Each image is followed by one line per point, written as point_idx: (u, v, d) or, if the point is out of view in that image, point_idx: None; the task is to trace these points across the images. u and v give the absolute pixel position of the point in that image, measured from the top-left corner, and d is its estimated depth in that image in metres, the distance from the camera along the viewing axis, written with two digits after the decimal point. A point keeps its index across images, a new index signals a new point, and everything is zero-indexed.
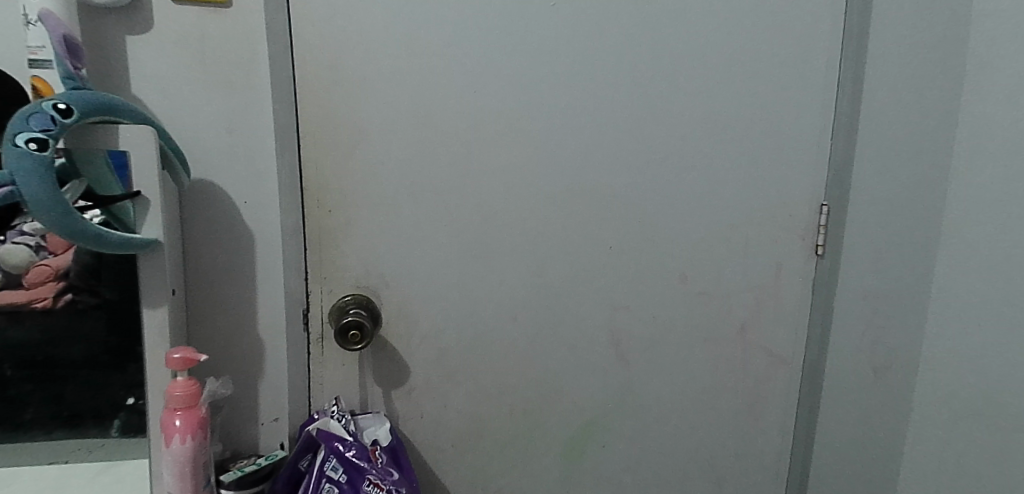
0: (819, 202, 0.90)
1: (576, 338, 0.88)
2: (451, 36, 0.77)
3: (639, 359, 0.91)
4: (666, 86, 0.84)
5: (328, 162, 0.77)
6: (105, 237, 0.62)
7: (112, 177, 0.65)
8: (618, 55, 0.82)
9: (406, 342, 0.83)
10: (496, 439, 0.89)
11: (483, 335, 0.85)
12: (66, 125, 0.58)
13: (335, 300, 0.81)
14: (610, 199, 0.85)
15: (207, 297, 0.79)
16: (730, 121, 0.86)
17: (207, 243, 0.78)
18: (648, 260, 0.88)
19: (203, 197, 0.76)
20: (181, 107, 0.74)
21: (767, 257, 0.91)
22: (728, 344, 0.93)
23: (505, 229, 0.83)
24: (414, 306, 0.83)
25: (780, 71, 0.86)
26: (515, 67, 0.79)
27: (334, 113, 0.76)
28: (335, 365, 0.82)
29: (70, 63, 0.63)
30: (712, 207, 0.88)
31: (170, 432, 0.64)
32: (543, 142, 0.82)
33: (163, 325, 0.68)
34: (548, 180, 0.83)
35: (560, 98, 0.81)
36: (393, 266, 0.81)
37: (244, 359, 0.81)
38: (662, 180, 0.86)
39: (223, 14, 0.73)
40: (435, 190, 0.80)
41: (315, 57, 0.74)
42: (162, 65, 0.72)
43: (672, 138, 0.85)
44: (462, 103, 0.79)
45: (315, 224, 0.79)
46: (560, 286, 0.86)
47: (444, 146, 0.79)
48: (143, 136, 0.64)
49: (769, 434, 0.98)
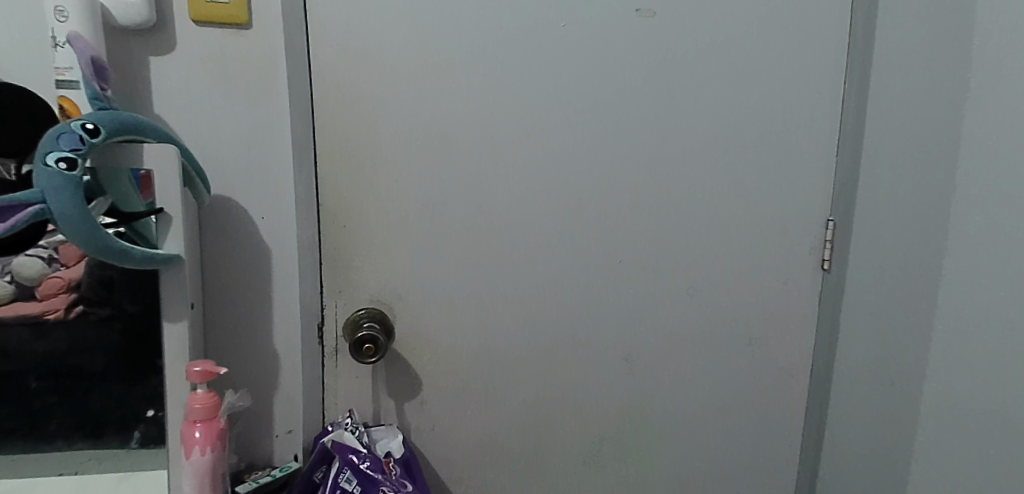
0: (825, 218, 0.93)
1: (587, 350, 0.89)
2: (464, 54, 0.79)
3: (649, 372, 0.92)
4: (674, 103, 0.86)
5: (344, 178, 0.79)
6: (130, 253, 0.64)
7: (136, 194, 0.67)
8: (627, 72, 0.83)
9: (419, 355, 0.85)
10: (508, 451, 0.90)
11: (494, 348, 0.87)
12: (94, 144, 0.60)
13: (349, 314, 0.82)
14: (619, 214, 0.87)
15: (224, 310, 0.80)
16: (737, 137, 0.88)
17: (225, 257, 0.79)
18: (657, 273, 0.89)
19: (222, 212, 0.78)
20: (203, 125, 0.76)
21: (774, 271, 0.93)
22: (736, 357, 0.94)
23: (517, 243, 0.85)
24: (427, 319, 0.84)
25: (786, 89, 0.88)
26: (526, 85, 0.81)
27: (351, 130, 0.78)
28: (349, 377, 0.84)
29: (97, 85, 0.64)
30: (720, 221, 0.90)
31: (189, 444, 0.66)
32: (553, 158, 0.84)
33: (183, 338, 0.70)
34: (559, 195, 0.85)
35: (570, 114, 0.83)
36: (407, 280, 0.83)
37: (260, 371, 0.82)
38: (671, 195, 0.88)
39: (244, 35, 0.75)
40: (448, 206, 0.82)
41: (331, 76, 0.76)
42: (184, 84, 0.75)
43: (680, 154, 0.87)
44: (475, 119, 0.80)
45: (330, 239, 0.80)
46: (570, 299, 0.88)
47: (457, 162, 0.81)
48: (166, 154, 0.66)
49: (778, 446, 0.99)
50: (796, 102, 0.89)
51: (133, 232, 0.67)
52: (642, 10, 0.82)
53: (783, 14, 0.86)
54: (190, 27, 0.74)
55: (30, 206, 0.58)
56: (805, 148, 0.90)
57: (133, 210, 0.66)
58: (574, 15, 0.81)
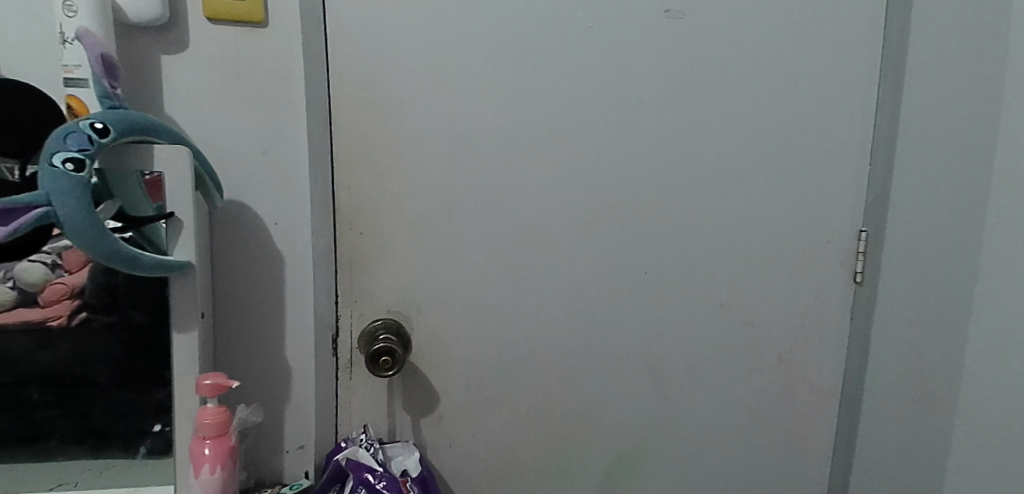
0: (859, 229, 0.89)
1: (611, 364, 0.86)
2: (487, 56, 0.76)
3: (676, 387, 0.88)
4: (703, 108, 0.82)
5: (361, 183, 0.76)
6: (139, 259, 0.61)
7: (147, 198, 0.64)
8: (655, 75, 0.80)
9: (436, 368, 0.81)
10: (528, 469, 0.86)
11: (515, 362, 0.83)
12: (104, 144, 0.57)
13: (365, 326, 0.79)
14: (645, 222, 0.83)
15: (235, 320, 0.77)
16: (767, 143, 0.85)
17: (238, 264, 0.76)
18: (684, 285, 0.86)
19: (235, 218, 0.75)
20: (216, 127, 0.73)
21: (805, 282, 0.89)
22: (766, 373, 0.90)
23: (539, 251, 0.81)
24: (446, 330, 0.81)
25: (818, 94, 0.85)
26: (551, 87, 0.78)
27: (369, 134, 0.75)
28: (364, 391, 0.80)
29: (108, 83, 0.61)
30: (749, 230, 0.86)
31: (198, 461, 0.62)
32: (577, 164, 0.80)
33: (192, 349, 0.67)
34: (583, 203, 0.81)
35: (594, 118, 0.80)
36: (425, 290, 0.79)
37: (271, 384, 0.79)
38: (700, 203, 0.84)
39: (259, 34, 0.72)
40: (469, 213, 0.78)
41: (350, 76, 0.73)
42: (197, 84, 0.72)
43: (709, 160, 0.84)
44: (496, 123, 0.77)
45: (347, 247, 0.77)
46: (594, 311, 0.84)
47: (478, 167, 0.78)
48: (179, 157, 0.63)
49: (807, 464, 0.95)
50: (828, 108, 0.85)
51: (142, 238, 0.64)
52: (671, 10, 0.79)
53: (816, 16, 0.83)
54: (204, 25, 0.71)
55: (35, 210, 0.55)
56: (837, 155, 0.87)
57: (143, 214, 0.63)
58: (601, 15, 0.78)
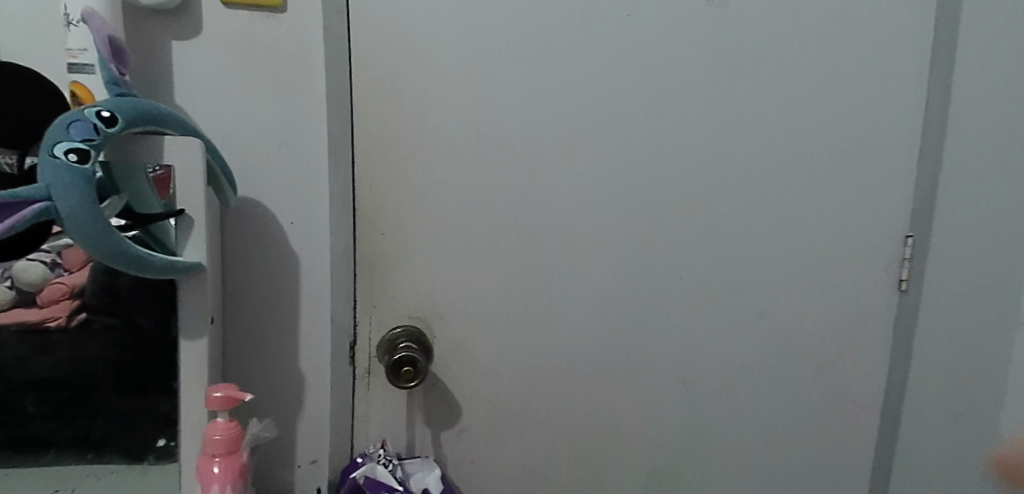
0: (904, 234, 0.83)
1: (643, 375, 0.81)
2: (517, 45, 0.71)
3: (711, 399, 0.83)
4: (743, 104, 0.78)
5: (383, 180, 0.71)
6: (146, 260, 0.55)
7: (154, 193, 0.59)
8: (693, 70, 0.76)
9: (459, 379, 0.76)
10: (553, 486, 0.81)
11: (541, 373, 0.78)
12: (110, 133, 0.52)
13: (384, 334, 0.74)
14: (680, 225, 0.79)
15: (245, 325, 0.72)
16: (809, 141, 0.80)
17: (249, 266, 0.71)
18: (720, 293, 0.81)
19: (247, 217, 0.70)
20: (229, 119, 0.68)
21: (848, 290, 0.84)
22: (804, 387, 0.85)
23: (569, 254, 0.76)
24: (470, 338, 0.76)
25: (864, 91, 0.80)
26: (585, 82, 0.73)
27: (392, 128, 0.70)
28: (382, 402, 0.75)
29: (115, 68, 0.56)
30: (790, 234, 0.81)
31: (206, 481, 0.57)
32: (611, 165, 0.76)
33: (201, 358, 0.62)
34: (616, 205, 0.77)
35: (628, 113, 0.75)
36: (449, 294, 0.74)
37: (282, 394, 0.74)
38: (738, 207, 0.80)
39: (277, 20, 0.68)
40: (496, 214, 0.74)
41: (372, 67, 0.69)
42: (210, 72, 0.67)
43: (749, 162, 0.79)
44: (526, 117, 0.73)
45: (367, 248, 0.72)
46: (625, 319, 0.79)
47: (506, 164, 0.73)
48: (191, 149, 0.59)
49: (847, 483, 0.89)
50: (876, 105, 0.80)
51: (150, 237, 0.59)
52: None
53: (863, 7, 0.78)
54: (219, 8, 0.66)
55: (34, 205, 0.50)
56: (884, 156, 0.82)
57: (150, 211, 0.59)
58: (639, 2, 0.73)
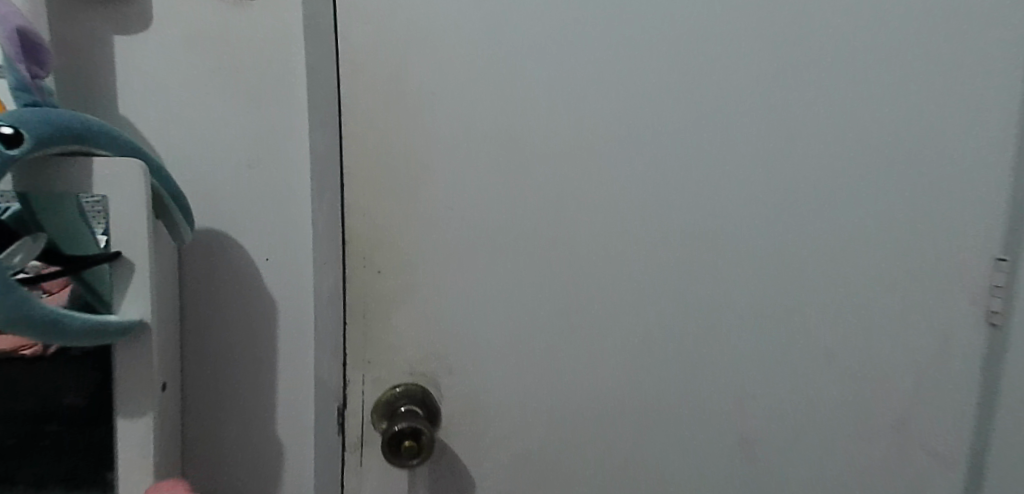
0: (997, 257, 0.64)
1: (697, 443, 0.63)
2: (536, 19, 0.54)
3: (785, 474, 0.65)
4: (823, 92, 0.59)
5: (381, 204, 0.55)
6: (66, 324, 0.41)
7: (90, 230, 0.46)
8: (787, 65, 0.58)
9: (476, 452, 0.60)
10: None
11: (574, 443, 0.61)
12: (12, 158, 0.39)
13: (381, 395, 0.58)
14: (743, 251, 0.60)
15: (210, 384, 0.59)
16: (905, 139, 0.61)
17: (215, 312, 0.58)
18: (814, 348, 0.63)
19: (211, 252, 0.57)
20: (187, 132, 0.55)
21: (944, 331, 0.65)
22: (909, 460, 0.66)
23: (611, 294, 0.59)
24: (487, 400, 0.59)
25: (968, 70, 0.61)
26: (643, 79, 0.56)
27: (391, 135, 0.54)
28: (377, 482, 0.59)
29: (26, 71, 0.42)
30: (876, 262, 0.63)
31: None
32: (674, 184, 0.59)
33: (147, 438, 0.48)
34: (665, 228, 0.59)
35: (676, 107, 0.57)
36: (462, 347, 0.58)
37: (259, 465, 0.61)
38: (841, 238, 0.61)
39: (245, 10, 0.55)
40: (525, 247, 0.57)
41: (365, 57, 0.52)
42: (161, 75, 0.54)
43: (854, 181, 0.61)
44: (553, 115, 0.55)
45: (361, 290, 0.56)
46: (677, 374, 0.61)
47: (535, 180, 0.56)
48: (129, 174, 0.45)
49: None
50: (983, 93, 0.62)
51: (83, 286, 0.46)
52: None
53: None
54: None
55: None
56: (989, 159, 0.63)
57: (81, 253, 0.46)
58: None
